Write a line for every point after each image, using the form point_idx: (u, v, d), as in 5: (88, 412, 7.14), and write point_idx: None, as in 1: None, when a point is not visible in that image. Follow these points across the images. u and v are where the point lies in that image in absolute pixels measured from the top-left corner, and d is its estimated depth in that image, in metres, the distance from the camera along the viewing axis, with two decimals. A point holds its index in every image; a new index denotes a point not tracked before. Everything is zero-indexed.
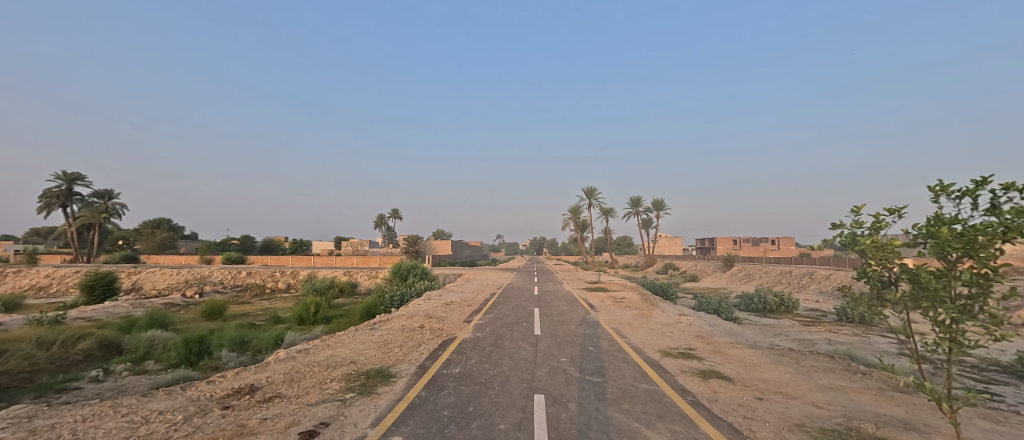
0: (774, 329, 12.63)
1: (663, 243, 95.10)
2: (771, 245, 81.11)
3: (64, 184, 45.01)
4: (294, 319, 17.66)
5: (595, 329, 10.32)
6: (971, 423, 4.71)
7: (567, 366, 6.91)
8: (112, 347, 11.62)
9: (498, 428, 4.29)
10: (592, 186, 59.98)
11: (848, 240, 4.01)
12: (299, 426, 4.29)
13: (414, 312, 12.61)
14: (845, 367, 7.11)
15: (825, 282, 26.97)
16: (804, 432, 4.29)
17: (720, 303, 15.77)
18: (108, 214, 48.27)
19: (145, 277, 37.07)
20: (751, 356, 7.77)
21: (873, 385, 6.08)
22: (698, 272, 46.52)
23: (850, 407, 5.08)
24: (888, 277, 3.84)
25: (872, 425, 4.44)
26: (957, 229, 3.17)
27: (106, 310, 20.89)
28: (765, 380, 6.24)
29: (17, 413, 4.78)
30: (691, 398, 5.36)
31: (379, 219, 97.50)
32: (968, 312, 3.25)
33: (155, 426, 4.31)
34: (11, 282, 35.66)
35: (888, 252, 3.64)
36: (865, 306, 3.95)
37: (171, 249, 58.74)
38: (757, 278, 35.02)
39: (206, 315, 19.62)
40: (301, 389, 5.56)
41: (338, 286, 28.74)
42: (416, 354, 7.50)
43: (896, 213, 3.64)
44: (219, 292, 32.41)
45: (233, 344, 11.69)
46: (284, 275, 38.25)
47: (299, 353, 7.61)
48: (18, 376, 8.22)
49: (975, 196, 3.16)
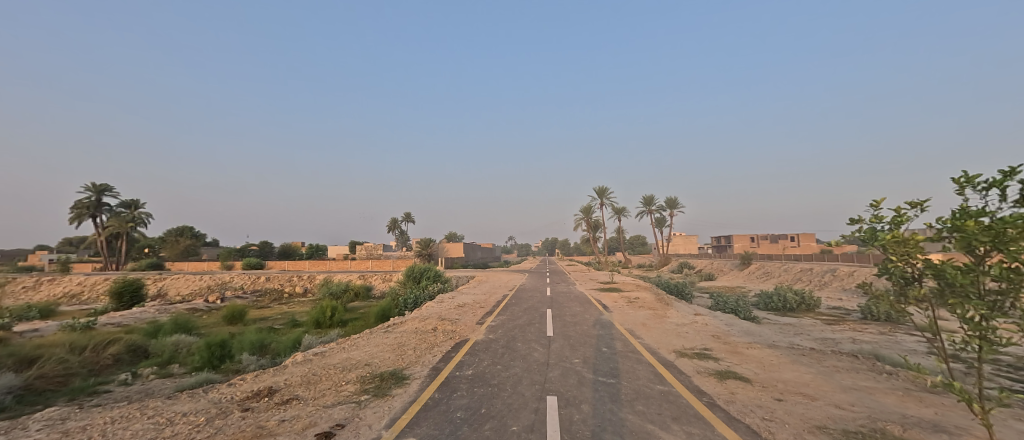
0: (794, 328, 12.34)
1: (677, 242, 94.16)
2: (791, 242, 79.04)
3: (94, 195, 46.92)
4: (311, 322, 17.96)
5: (609, 330, 10.28)
6: (1006, 425, 4.52)
7: (580, 367, 6.88)
8: (139, 352, 12.05)
9: (511, 430, 4.30)
10: (603, 186, 59.66)
11: (867, 236, 3.88)
12: (316, 427, 4.37)
13: (427, 314, 12.75)
14: (870, 367, 6.87)
15: (847, 279, 26.18)
16: (826, 434, 4.18)
17: (736, 302, 15.45)
18: (135, 223, 50.01)
19: (170, 284, 38.34)
20: (770, 356, 7.59)
21: (900, 386, 5.86)
22: (715, 270, 45.68)
23: (876, 409, 4.91)
24: (912, 274, 3.68)
25: (899, 427, 4.29)
26: (985, 222, 3.04)
27: (135, 315, 21.70)
28: (784, 380, 6.10)
29: (52, 415, 5.00)
30: (708, 399, 5.26)
31: (393, 223, 98.90)
32: (998, 308, 3.13)
33: (179, 427, 4.44)
34: (47, 290, 37.30)
35: (910, 247, 3.51)
36: (888, 304, 3.79)
37: (194, 256, 60.49)
38: (776, 276, 34.29)
39: (228, 319, 20.18)
40: (318, 391, 5.65)
41: (353, 290, 29.26)
42: (429, 356, 7.57)
43: (919, 206, 3.49)
44: (239, 297, 33.41)
45: (253, 348, 12.01)
46: (302, 280, 39.07)
47: (316, 355, 7.76)
48: (52, 380, 8.57)
49: (1004, 187, 3.01)
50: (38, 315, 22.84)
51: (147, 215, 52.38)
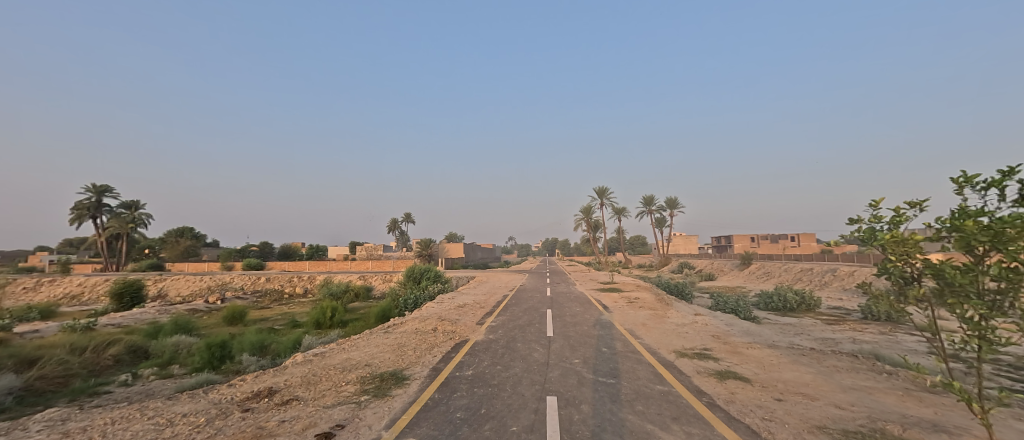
0: (794, 328, 12.35)
1: (677, 242, 94.20)
2: (791, 242, 79.10)
3: (95, 196, 46.96)
4: (311, 323, 17.96)
5: (609, 330, 10.29)
6: (1006, 425, 4.51)
7: (580, 367, 6.88)
8: (139, 353, 12.06)
9: (510, 430, 4.30)
10: (603, 186, 59.67)
11: (867, 236, 3.88)
12: (316, 428, 4.38)
13: (428, 315, 12.75)
14: (870, 367, 6.88)
15: (847, 279, 26.18)
16: (825, 434, 4.18)
17: (736, 302, 15.46)
18: (135, 224, 50.02)
19: (170, 284, 38.35)
20: (770, 356, 7.59)
21: (900, 386, 5.87)
22: (715, 270, 45.70)
23: (875, 409, 4.92)
24: (911, 274, 3.69)
25: (899, 427, 4.29)
26: (983, 222, 3.05)
27: (135, 316, 21.72)
28: (784, 380, 6.10)
29: (52, 416, 5.00)
30: (707, 399, 5.27)
31: (393, 224, 98.92)
32: (997, 308, 3.13)
33: (179, 428, 4.45)
34: (47, 291, 37.32)
35: (909, 247, 3.51)
36: (887, 304, 3.80)
37: (194, 256, 60.51)
38: (776, 276, 34.28)
39: (228, 320, 20.21)
40: (317, 392, 5.65)
41: (354, 291, 29.26)
42: (429, 356, 7.58)
43: (918, 206, 3.50)
44: (239, 298, 33.43)
45: (253, 348, 12.01)
46: (302, 281, 39.06)
47: (316, 356, 7.77)
48: (52, 381, 8.58)
49: (1003, 187, 3.01)
50: (39, 316, 22.85)
51: (147, 215, 52.38)
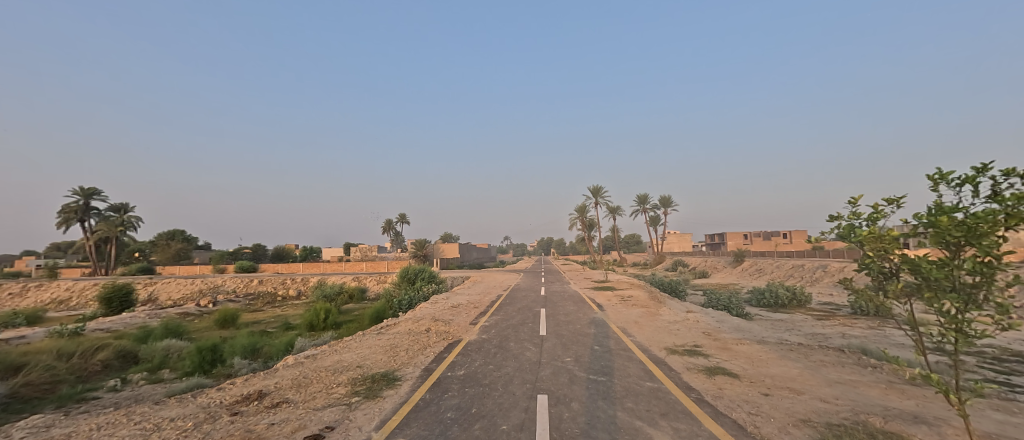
0: (784, 324, 12.48)
1: (672, 240, 94.75)
2: (783, 239, 79.90)
3: (82, 199, 46.16)
4: (304, 325, 17.85)
5: (601, 328, 10.35)
6: (984, 415, 4.61)
7: (571, 366, 6.92)
8: (129, 357, 11.92)
9: (500, 429, 4.34)
10: (598, 185, 59.66)
11: (846, 232, 3.94)
12: (305, 430, 4.38)
13: (421, 316, 12.72)
14: (855, 361, 7.01)
15: (837, 275, 26.56)
16: (810, 428, 4.24)
17: (728, 299, 15.63)
18: (124, 227, 49.28)
19: (161, 288, 37.89)
20: (759, 352, 7.68)
21: (884, 379, 5.97)
22: (708, 268, 46.02)
23: (859, 402, 5.01)
24: (889, 268, 3.77)
25: (880, 419, 4.38)
26: (958, 217, 3.12)
27: (124, 320, 21.48)
28: (771, 376, 6.18)
29: (36, 423, 4.94)
30: (696, 395, 5.33)
31: (388, 225, 98.26)
32: (973, 301, 3.19)
33: (167, 433, 4.42)
34: (34, 296, 36.75)
35: (887, 243, 3.58)
36: (867, 298, 3.86)
37: (186, 260, 59.83)
38: (768, 272, 34.64)
39: (220, 323, 20.02)
40: (308, 394, 5.64)
41: (347, 292, 29.07)
42: (421, 357, 7.58)
43: (894, 203, 3.57)
44: (232, 301, 33.15)
45: (245, 351, 11.92)
46: (296, 282, 38.82)
47: (308, 358, 7.72)
48: (38, 388, 8.46)
49: (976, 183, 3.09)
50: (25, 322, 22.49)
51: (136, 218, 51.64)
